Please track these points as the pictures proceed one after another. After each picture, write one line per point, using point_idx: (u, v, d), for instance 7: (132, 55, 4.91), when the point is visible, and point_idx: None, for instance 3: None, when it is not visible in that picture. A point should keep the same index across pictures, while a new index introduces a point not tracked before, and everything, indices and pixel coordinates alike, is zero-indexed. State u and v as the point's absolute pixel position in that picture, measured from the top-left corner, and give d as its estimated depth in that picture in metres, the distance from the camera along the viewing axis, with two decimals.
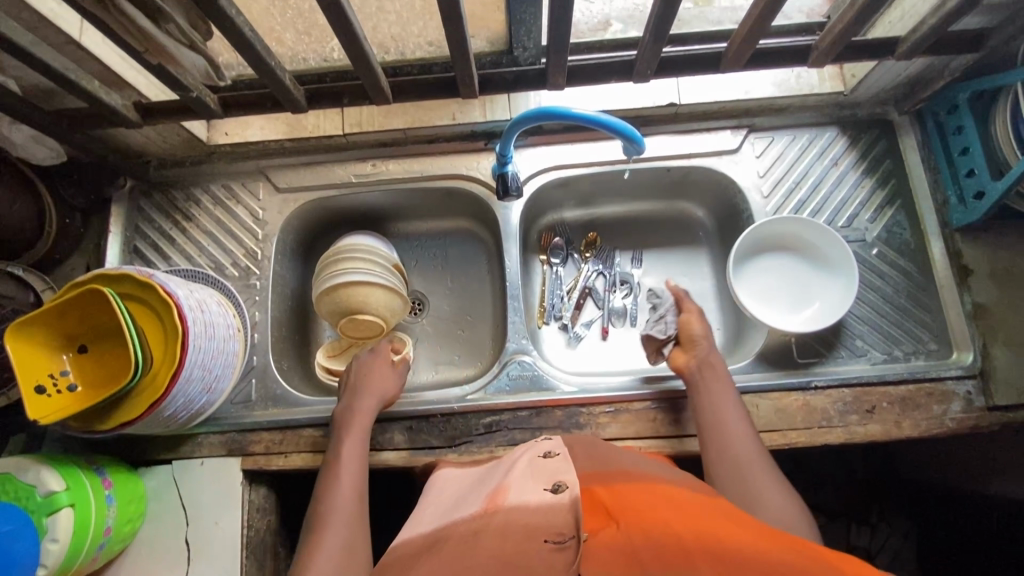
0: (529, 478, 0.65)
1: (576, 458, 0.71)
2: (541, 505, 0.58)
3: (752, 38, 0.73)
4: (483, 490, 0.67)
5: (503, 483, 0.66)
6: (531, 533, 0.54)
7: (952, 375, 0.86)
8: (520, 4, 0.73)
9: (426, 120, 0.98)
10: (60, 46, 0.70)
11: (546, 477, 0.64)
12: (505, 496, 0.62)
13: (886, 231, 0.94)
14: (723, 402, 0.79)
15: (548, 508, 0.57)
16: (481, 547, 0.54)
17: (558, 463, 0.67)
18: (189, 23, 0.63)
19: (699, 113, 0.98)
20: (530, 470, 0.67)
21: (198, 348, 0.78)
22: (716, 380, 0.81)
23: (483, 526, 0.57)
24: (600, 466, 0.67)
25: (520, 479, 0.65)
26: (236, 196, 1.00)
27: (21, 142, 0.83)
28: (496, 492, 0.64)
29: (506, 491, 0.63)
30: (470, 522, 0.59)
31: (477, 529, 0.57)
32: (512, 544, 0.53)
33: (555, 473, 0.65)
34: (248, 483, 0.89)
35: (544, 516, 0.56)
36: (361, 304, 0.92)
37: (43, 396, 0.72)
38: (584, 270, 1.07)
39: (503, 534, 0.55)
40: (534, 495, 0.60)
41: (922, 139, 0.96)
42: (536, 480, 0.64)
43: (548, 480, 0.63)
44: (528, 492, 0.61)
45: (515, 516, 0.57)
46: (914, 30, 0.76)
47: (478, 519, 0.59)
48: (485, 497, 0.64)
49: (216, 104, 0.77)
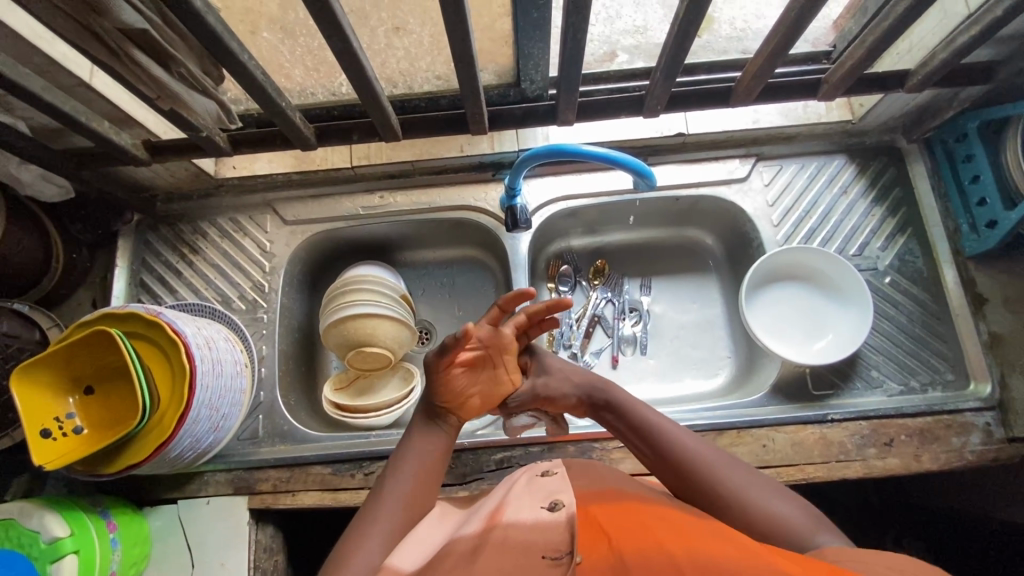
0: (528, 494, 0.65)
1: (576, 472, 0.69)
2: (538, 523, 0.58)
3: (764, 72, 0.73)
4: (481, 511, 0.66)
5: (501, 501, 0.65)
6: (528, 551, 0.54)
7: (970, 407, 0.85)
8: (527, 40, 0.70)
9: (435, 152, 0.99)
10: (70, 89, 0.69)
11: (543, 493, 0.64)
12: (503, 513, 0.61)
13: (897, 259, 0.94)
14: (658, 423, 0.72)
15: (545, 526, 0.57)
16: (480, 559, 0.53)
17: (554, 482, 0.66)
18: (200, 67, 0.63)
19: (707, 143, 0.98)
20: (527, 489, 0.66)
21: (206, 388, 0.76)
22: (637, 404, 0.75)
23: (482, 543, 0.56)
24: (599, 483, 0.65)
25: (516, 496, 0.64)
26: (243, 229, 1.00)
27: (30, 180, 0.84)
28: (494, 508, 0.63)
29: (504, 508, 0.63)
30: (466, 540, 0.58)
31: (474, 546, 0.56)
32: (510, 558, 0.52)
33: (552, 491, 0.64)
34: (255, 523, 0.87)
35: (540, 535, 0.56)
36: (369, 337, 0.91)
37: (49, 440, 0.71)
38: (592, 297, 1.06)
39: (500, 548, 0.54)
40: (531, 513, 0.60)
41: (930, 166, 0.95)
42: (533, 497, 0.63)
43: (544, 498, 0.63)
44: (524, 509, 0.61)
45: (512, 533, 0.56)
46: (925, 64, 0.76)
47: (477, 535, 0.58)
48: (484, 515, 0.63)
49: (225, 142, 0.77)
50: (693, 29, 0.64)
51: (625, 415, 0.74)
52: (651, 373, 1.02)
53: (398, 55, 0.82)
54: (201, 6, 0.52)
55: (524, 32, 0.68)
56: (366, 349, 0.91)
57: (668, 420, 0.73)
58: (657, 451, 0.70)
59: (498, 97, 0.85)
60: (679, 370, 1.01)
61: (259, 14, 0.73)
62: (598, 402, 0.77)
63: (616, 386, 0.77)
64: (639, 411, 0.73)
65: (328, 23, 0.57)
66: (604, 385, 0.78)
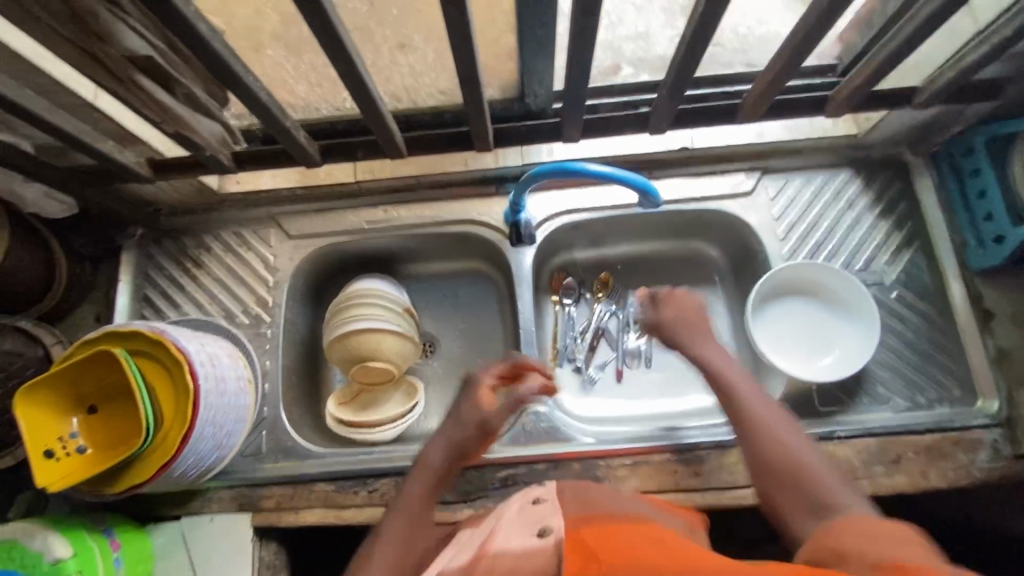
0: (518, 523, 0.64)
1: (568, 496, 0.68)
2: (526, 549, 0.57)
3: (771, 91, 0.73)
4: (473, 541, 0.65)
5: (491, 533, 0.64)
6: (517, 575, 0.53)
7: (979, 424, 0.85)
8: (533, 57, 0.70)
9: (440, 167, 1.00)
10: (74, 109, 0.69)
11: (533, 521, 0.63)
12: (493, 543, 0.60)
13: (904, 274, 0.93)
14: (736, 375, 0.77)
15: (533, 552, 0.56)
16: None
17: (546, 510, 0.65)
18: (204, 91, 0.64)
19: (712, 157, 0.98)
20: (518, 517, 0.65)
21: (210, 406, 0.76)
22: (722, 364, 0.79)
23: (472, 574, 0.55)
24: (588, 508, 0.64)
25: (506, 526, 0.64)
26: (247, 243, 0.99)
27: (33, 198, 0.83)
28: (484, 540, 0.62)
29: (495, 539, 0.62)
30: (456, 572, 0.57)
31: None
32: None
33: (540, 518, 0.63)
34: (259, 540, 0.87)
35: (528, 560, 0.55)
36: (372, 351, 0.91)
37: (52, 461, 0.71)
38: (597, 310, 1.05)
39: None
40: (521, 540, 0.59)
41: (937, 180, 0.95)
42: (523, 525, 0.62)
43: (533, 525, 0.62)
44: (515, 538, 0.60)
45: (502, 560, 0.56)
46: (932, 81, 0.75)
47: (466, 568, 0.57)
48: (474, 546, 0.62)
49: (228, 159, 0.75)
50: (701, 50, 0.64)
51: (712, 374, 0.78)
52: (656, 387, 1.01)
53: (403, 71, 0.83)
54: (206, 31, 0.52)
55: (530, 49, 0.68)
56: (371, 363, 0.91)
57: (753, 388, 0.76)
58: (733, 412, 0.75)
59: (502, 112, 0.84)
60: (683, 385, 1.01)
61: (263, 33, 0.79)
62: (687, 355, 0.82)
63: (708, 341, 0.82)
64: (722, 371, 0.77)
65: (334, 46, 0.57)
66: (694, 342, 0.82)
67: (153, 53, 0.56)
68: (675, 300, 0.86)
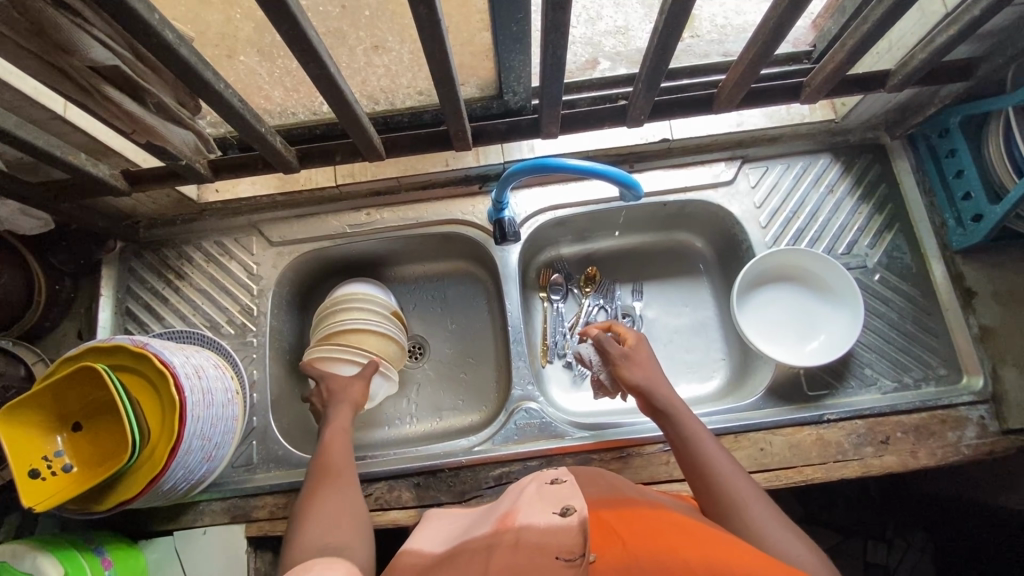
0: (539, 502, 0.62)
1: (585, 481, 0.68)
2: (549, 526, 0.55)
3: (745, 80, 0.73)
4: (494, 515, 0.64)
5: (509, 510, 0.63)
6: (541, 551, 0.50)
7: (964, 402, 0.86)
8: (507, 53, 0.69)
9: (420, 168, 0.97)
10: (46, 123, 0.68)
11: (554, 500, 0.61)
12: (515, 517, 0.59)
13: (886, 256, 0.94)
14: (694, 431, 0.74)
15: (557, 529, 0.53)
16: (491, 560, 0.51)
17: (565, 490, 0.64)
18: (175, 99, 0.63)
19: (691, 148, 0.98)
20: (538, 497, 0.64)
21: (197, 418, 0.75)
22: (689, 418, 0.76)
23: (493, 544, 0.54)
24: (608, 491, 0.63)
25: (529, 504, 0.62)
26: (229, 252, 0.99)
27: (8, 215, 0.80)
28: (506, 514, 0.61)
29: (515, 514, 0.60)
30: (480, 541, 0.57)
31: (488, 545, 0.55)
32: (522, 556, 0.50)
33: (562, 498, 0.61)
34: (253, 551, 0.86)
35: (552, 537, 0.52)
36: (358, 341, 0.89)
37: (37, 480, 0.69)
38: (585, 305, 1.06)
39: (512, 550, 0.51)
40: (542, 518, 0.57)
41: (915, 164, 0.96)
42: (545, 504, 0.61)
43: (556, 504, 0.60)
44: (536, 516, 0.58)
45: (525, 537, 0.53)
46: (904, 65, 0.76)
47: (489, 538, 0.57)
48: (496, 520, 0.61)
49: (205, 168, 0.76)
50: (674, 40, 0.63)
51: (676, 428, 0.75)
52: None
53: (378, 73, 0.82)
54: (174, 40, 0.51)
55: (504, 46, 0.68)
56: (348, 358, 0.87)
57: (713, 443, 0.73)
58: (693, 466, 0.71)
59: (481, 111, 0.84)
60: (674, 375, 1.01)
61: (236, 40, 0.76)
62: (654, 405, 0.78)
63: (666, 388, 0.79)
64: (686, 422, 0.75)
65: (304, 51, 0.55)
66: (666, 392, 0.78)
67: (120, 63, 0.55)
68: (641, 349, 0.84)
